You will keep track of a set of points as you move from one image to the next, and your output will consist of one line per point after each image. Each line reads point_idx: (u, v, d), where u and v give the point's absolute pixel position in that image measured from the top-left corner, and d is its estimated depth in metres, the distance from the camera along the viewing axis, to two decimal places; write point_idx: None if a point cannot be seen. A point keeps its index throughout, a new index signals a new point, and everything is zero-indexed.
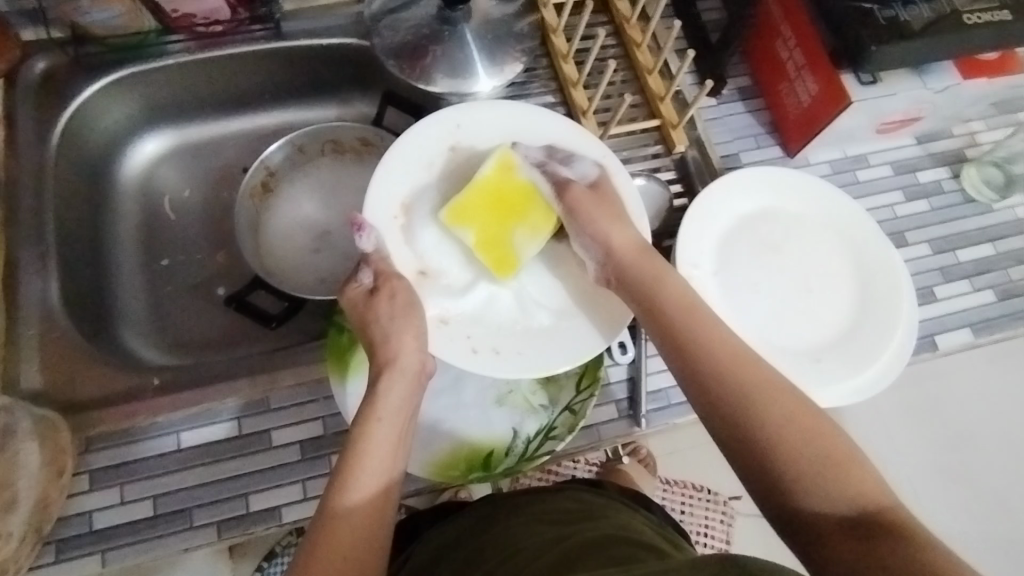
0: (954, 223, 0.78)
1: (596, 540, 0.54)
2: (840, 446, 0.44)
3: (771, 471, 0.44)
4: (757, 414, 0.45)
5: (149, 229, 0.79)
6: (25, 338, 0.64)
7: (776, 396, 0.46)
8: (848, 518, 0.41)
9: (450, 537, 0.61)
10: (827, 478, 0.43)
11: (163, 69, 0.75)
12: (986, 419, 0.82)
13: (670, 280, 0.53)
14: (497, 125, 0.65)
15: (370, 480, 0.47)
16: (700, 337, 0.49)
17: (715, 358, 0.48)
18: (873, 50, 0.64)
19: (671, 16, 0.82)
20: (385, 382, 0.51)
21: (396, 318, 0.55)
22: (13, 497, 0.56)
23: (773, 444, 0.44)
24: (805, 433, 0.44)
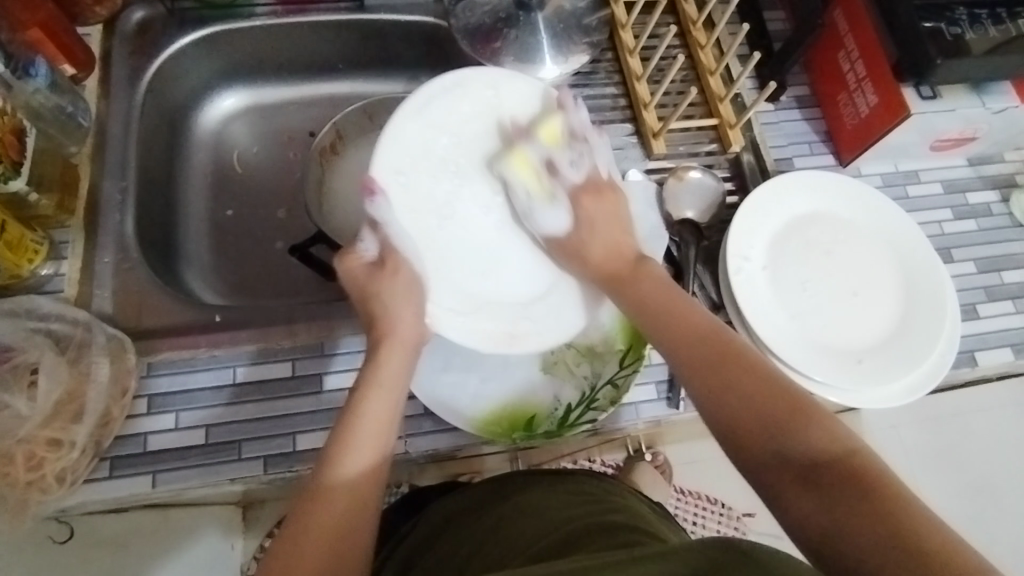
0: (1001, 245, 0.80)
1: (607, 522, 0.53)
2: (791, 400, 0.46)
3: (732, 419, 0.46)
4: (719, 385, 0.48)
5: (217, 181, 0.83)
6: (101, 265, 0.67)
7: (739, 362, 0.48)
8: (809, 465, 0.43)
9: (468, 503, 0.60)
10: (788, 436, 0.44)
11: (249, 29, 0.78)
12: (1005, 456, 0.84)
13: (643, 287, 0.56)
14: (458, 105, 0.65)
15: (363, 455, 0.49)
16: (670, 337, 0.52)
17: (677, 350, 0.51)
18: (940, 62, 0.66)
19: (737, 22, 0.85)
20: (383, 352, 0.54)
21: (396, 296, 0.56)
22: (81, 408, 0.59)
23: (730, 393, 0.47)
24: (763, 393, 0.47)
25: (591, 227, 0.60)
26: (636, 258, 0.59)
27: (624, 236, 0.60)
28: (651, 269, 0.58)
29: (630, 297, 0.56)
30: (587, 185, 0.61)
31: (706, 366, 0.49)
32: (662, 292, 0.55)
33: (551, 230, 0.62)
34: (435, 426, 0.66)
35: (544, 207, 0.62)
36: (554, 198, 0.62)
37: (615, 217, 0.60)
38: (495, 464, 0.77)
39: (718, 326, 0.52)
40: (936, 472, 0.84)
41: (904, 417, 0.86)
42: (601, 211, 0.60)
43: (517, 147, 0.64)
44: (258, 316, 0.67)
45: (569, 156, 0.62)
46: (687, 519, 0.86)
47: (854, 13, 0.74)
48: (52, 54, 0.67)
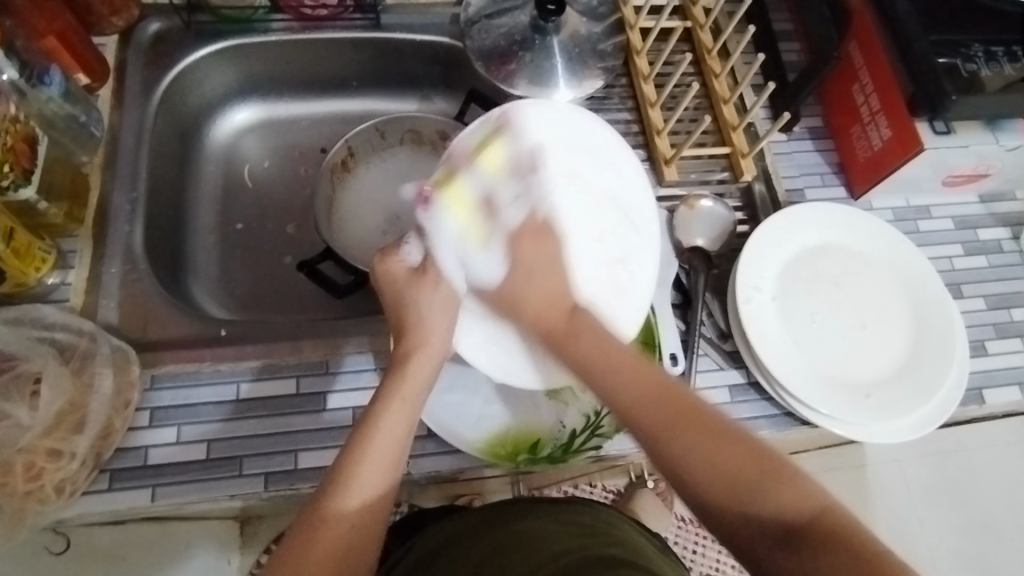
0: (1011, 282, 0.79)
1: (607, 555, 0.51)
2: (746, 457, 0.44)
3: (694, 492, 0.45)
4: (672, 442, 0.46)
5: (227, 194, 0.83)
6: (108, 275, 0.67)
7: (682, 426, 0.46)
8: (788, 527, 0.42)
9: (464, 529, 0.59)
10: (757, 503, 0.43)
11: (265, 44, 0.79)
12: (1010, 497, 0.83)
13: (583, 340, 0.52)
14: (561, 128, 0.68)
15: (377, 476, 0.48)
16: (610, 392, 0.49)
17: (636, 412, 0.48)
18: (953, 99, 0.66)
19: (753, 51, 0.85)
20: (411, 362, 0.54)
21: (433, 305, 0.57)
22: (82, 419, 0.58)
23: (682, 461, 0.45)
24: (722, 455, 0.45)
25: (530, 266, 0.56)
26: (572, 307, 0.55)
27: (558, 286, 0.55)
28: (585, 325, 0.53)
29: (571, 353, 0.52)
30: (526, 228, 0.58)
31: (662, 443, 0.46)
32: (598, 344, 0.52)
33: (481, 282, 0.58)
34: (438, 448, 0.65)
35: (473, 250, 0.59)
36: (490, 242, 0.58)
37: (553, 264, 0.56)
38: (496, 487, 0.77)
39: (671, 383, 0.49)
40: (939, 510, 0.84)
41: (908, 454, 0.85)
42: (541, 251, 0.57)
43: (471, 264, 0.60)
44: (265, 332, 0.67)
45: (510, 195, 0.61)
46: (686, 547, 0.86)
47: (870, 47, 0.74)
48: (68, 63, 0.68)
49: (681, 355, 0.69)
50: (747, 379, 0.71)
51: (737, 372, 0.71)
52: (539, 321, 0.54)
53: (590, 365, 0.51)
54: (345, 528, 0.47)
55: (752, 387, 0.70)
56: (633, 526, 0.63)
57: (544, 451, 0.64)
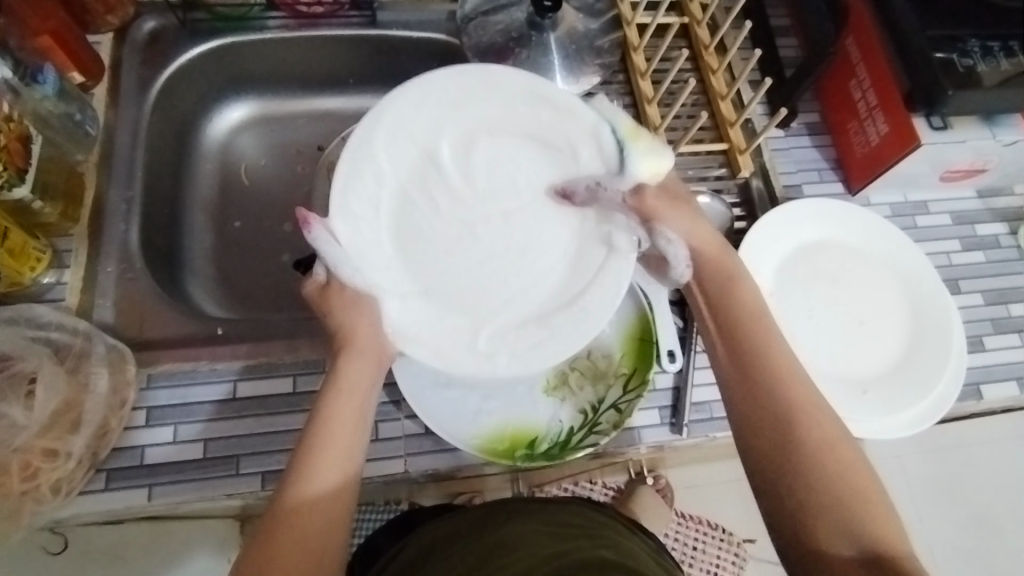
0: (1008, 278, 0.79)
1: (600, 558, 0.51)
2: (851, 480, 0.49)
3: (788, 474, 0.49)
4: (786, 410, 0.51)
5: (224, 192, 0.83)
6: (104, 274, 0.67)
7: (807, 420, 0.51)
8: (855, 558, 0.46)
9: (454, 530, 0.59)
10: (846, 502, 0.48)
11: (261, 42, 0.79)
12: (1009, 492, 0.83)
13: (743, 299, 0.57)
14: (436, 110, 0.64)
15: (336, 459, 0.50)
16: (755, 353, 0.54)
17: (763, 367, 0.53)
18: (950, 93, 0.65)
19: (750, 47, 0.84)
20: (347, 359, 0.55)
21: (346, 309, 0.57)
22: (78, 418, 0.58)
23: (797, 444, 0.50)
24: (834, 458, 0.49)
25: (673, 213, 0.60)
26: (723, 250, 0.60)
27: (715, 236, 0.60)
28: (738, 271, 0.59)
29: (721, 306, 0.57)
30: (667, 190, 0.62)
31: (784, 416, 0.51)
32: (754, 306, 0.57)
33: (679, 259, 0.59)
34: (435, 446, 0.65)
35: (648, 158, 0.62)
36: (652, 143, 0.62)
37: (693, 222, 0.60)
38: (495, 484, 0.76)
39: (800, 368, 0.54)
40: (937, 505, 0.84)
41: (907, 449, 0.85)
42: (673, 219, 0.60)
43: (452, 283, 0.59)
44: (261, 330, 0.67)
45: (609, 141, 0.63)
46: (686, 544, 0.87)
47: (867, 43, 0.74)
48: (62, 61, 0.67)
49: (679, 351, 0.69)
50: None
51: None
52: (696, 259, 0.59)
53: (735, 306, 0.57)
54: (301, 519, 0.48)
55: None
56: (627, 529, 0.62)
57: (541, 449, 0.64)
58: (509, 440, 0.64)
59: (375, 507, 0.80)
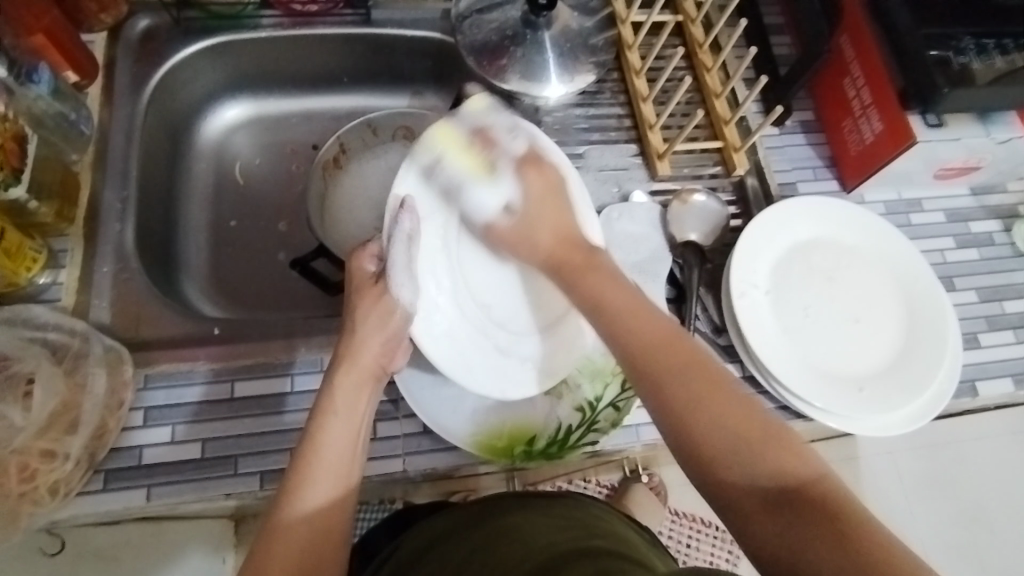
0: (1002, 275, 0.80)
1: (598, 548, 0.51)
2: (750, 417, 0.45)
3: (690, 430, 0.46)
4: (682, 395, 0.47)
5: (220, 191, 0.82)
6: (100, 275, 0.66)
7: (688, 369, 0.48)
8: (771, 492, 0.43)
9: (450, 525, 0.59)
10: (756, 457, 0.44)
11: (255, 40, 0.78)
12: (1000, 487, 0.85)
13: (599, 276, 0.55)
14: (431, 183, 0.63)
15: (331, 475, 0.50)
16: (625, 331, 0.51)
17: (649, 356, 0.49)
18: (946, 92, 0.66)
19: (745, 45, 0.85)
20: (339, 377, 0.54)
21: (367, 323, 0.56)
22: (76, 419, 0.58)
23: (685, 401, 0.46)
24: (729, 410, 0.45)
25: (540, 213, 0.59)
26: (588, 249, 0.57)
27: (568, 224, 0.59)
28: (602, 263, 0.56)
29: (585, 290, 0.54)
30: (530, 153, 0.62)
31: (666, 368, 0.48)
32: (628, 301, 0.52)
33: (485, 214, 0.62)
34: (434, 445, 0.65)
35: (483, 187, 0.62)
36: (496, 172, 0.62)
37: (558, 207, 0.60)
38: (490, 483, 0.77)
39: (684, 338, 0.50)
40: (929, 502, 0.84)
41: (899, 445, 0.86)
42: (541, 208, 0.59)
43: (444, 127, 0.63)
44: (257, 330, 0.67)
45: (506, 129, 0.64)
46: (680, 541, 0.87)
47: (860, 38, 0.74)
48: (57, 60, 0.67)
49: None
50: (741, 373, 0.71)
51: (731, 367, 0.71)
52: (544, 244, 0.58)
53: (616, 300, 0.53)
54: (305, 524, 0.48)
55: (746, 381, 0.71)
56: (623, 521, 0.63)
57: (541, 446, 0.64)
58: (509, 446, 0.64)
59: (369, 507, 0.80)
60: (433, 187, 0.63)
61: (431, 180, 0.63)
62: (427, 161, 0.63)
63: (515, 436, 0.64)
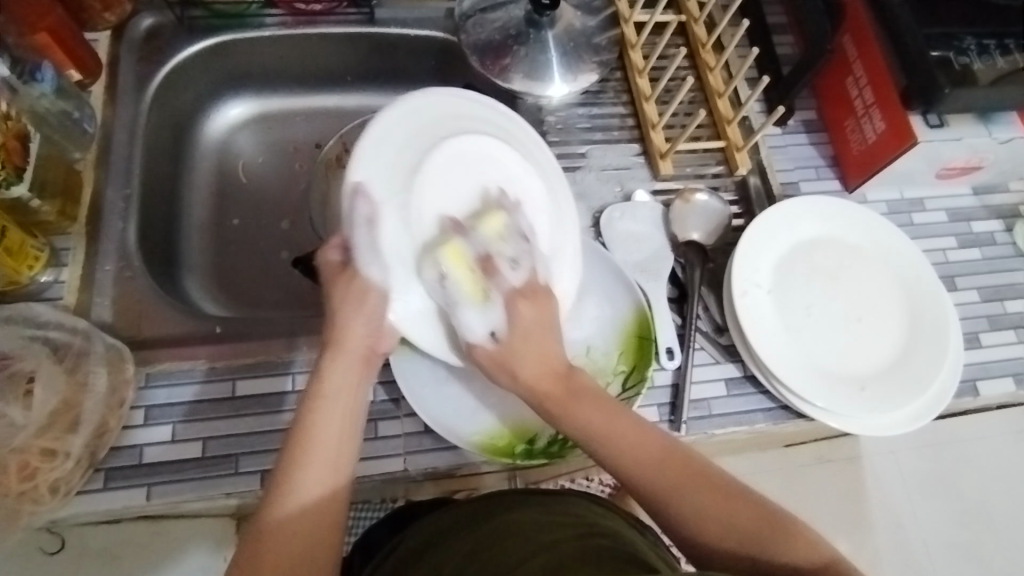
0: (1004, 275, 0.80)
1: (597, 548, 0.51)
2: (756, 518, 0.49)
3: (711, 550, 0.49)
4: (677, 502, 0.50)
5: (222, 190, 0.82)
6: (102, 273, 0.66)
7: (687, 486, 0.50)
8: (804, 572, 0.47)
9: (449, 523, 0.59)
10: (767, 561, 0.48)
11: (258, 39, 0.78)
12: (1002, 487, 0.84)
13: (582, 407, 0.53)
14: (392, 159, 0.59)
15: (324, 464, 0.50)
16: (613, 459, 0.52)
17: (649, 486, 0.51)
18: (947, 92, 0.65)
19: (747, 45, 0.85)
20: (332, 364, 0.54)
21: (346, 305, 0.56)
22: (77, 417, 0.58)
23: (695, 523, 0.50)
24: (730, 515, 0.49)
25: (526, 341, 0.55)
26: (566, 370, 0.55)
27: (552, 351, 0.56)
28: (582, 390, 0.54)
29: (575, 424, 0.53)
30: (527, 288, 0.58)
31: (666, 492, 0.51)
32: (627, 428, 0.53)
33: (473, 339, 0.57)
34: (435, 444, 0.65)
35: (470, 312, 0.57)
36: (488, 299, 0.57)
37: (544, 324, 0.56)
38: (492, 482, 0.77)
39: (672, 445, 0.53)
40: (931, 503, 0.84)
41: (901, 446, 0.86)
42: (528, 338, 0.55)
43: (452, 242, 0.59)
44: (259, 329, 0.67)
45: (511, 255, 0.59)
46: None
47: (863, 38, 0.74)
48: (59, 58, 0.67)
49: (678, 349, 0.69)
50: (743, 373, 0.71)
51: (733, 366, 0.71)
52: (538, 391, 0.54)
53: (605, 434, 0.52)
54: (298, 516, 0.48)
55: (748, 380, 0.71)
56: (623, 518, 0.63)
57: (541, 446, 0.63)
58: (510, 441, 0.64)
59: (370, 507, 0.80)
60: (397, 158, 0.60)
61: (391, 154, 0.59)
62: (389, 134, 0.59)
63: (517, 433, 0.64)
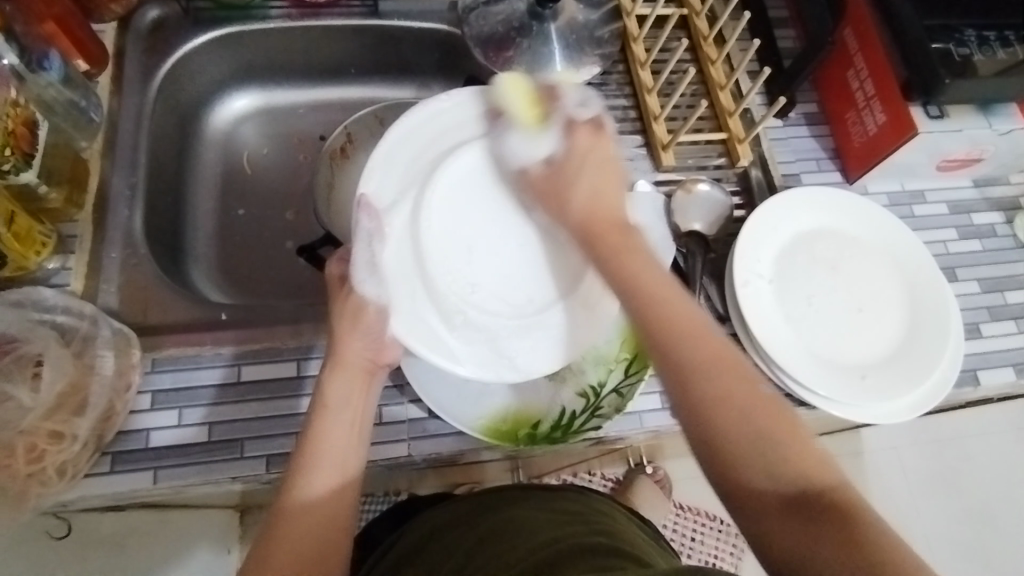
0: (1004, 266, 0.80)
1: (595, 544, 0.51)
2: (781, 418, 0.45)
3: (712, 425, 0.45)
4: (718, 394, 0.46)
5: (227, 181, 0.83)
6: (109, 260, 0.67)
7: (712, 364, 0.47)
8: (793, 493, 0.43)
9: (451, 517, 0.60)
10: (777, 458, 0.44)
11: (263, 31, 0.79)
12: (1003, 479, 0.85)
13: (636, 257, 0.53)
14: (404, 169, 0.62)
15: (328, 471, 0.51)
16: (664, 330, 0.48)
17: (683, 353, 0.47)
18: (947, 82, 0.66)
19: (749, 38, 0.85)
20: (332, 373, 0.55)
21: (343, 322, 0.56)
22: (84, 401, 0.58)
23: (716, 397, 0.46)
24: (757, 404, 0.45)
25: (578, 163, 0.57)
26: (624, 225, 0.55)
27: (617, 205, 0.56)
28: (638, 243, 0.54)
29: (623, 286, 0.51)
30: (592, 122, 0.59)
31: (698, 364, 0.47)
32: (653, 288, 0.50)
33: (523, 160, 0.61)
34: (438, 431, 0.66)
35: (526, 136, 0.62)
36: (546, 123, 0.60)
37: (609, 159, 0.57)
38: (495, 472, 0.77)
39: (712, 333, 0.49)
40: (931, 493, 0.85)
41: (902, 438, 0.86)
42: (593, 179, 0.57)
43: (500, 94, 0.64)
44: (264, 316, 0.67)
45: (580, 99, 0.62)
46: (684, 535, 0.88)
47: (865, 32, 0.75)
48: (67, 48, 0.68)
49: None
50: None
51: None
52: (592, 226, 0.55)
53: (644, 294, 0.50)
54: (302, 521, 0.49)
55: None
56: (624, 513, 0.63)
57: (545, 430, 0.64)
58: (513, 429, 0.64)
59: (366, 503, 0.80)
60: (409, 168, 0.63)
61: (401, 172, 0.62)
62: (407, 143, 0.63)
63: (519, 421, 0.64)
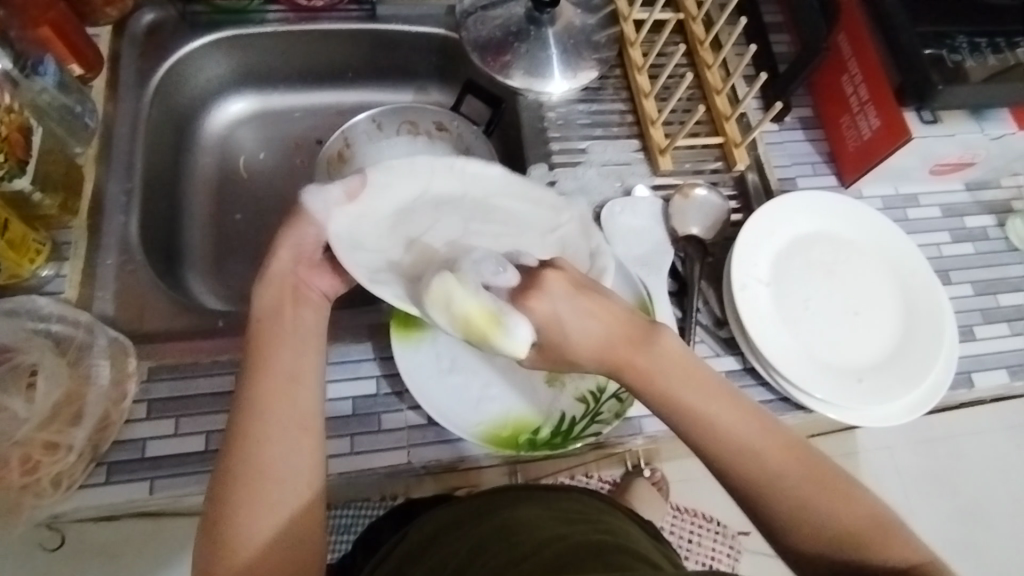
0: (996, 268, 0.81)
1: (601, 544, 0.51)
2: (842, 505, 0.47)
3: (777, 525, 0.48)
4: (775, 498, 0.47)
5: (221, 187, 0.82)
6: (104, 266, 0.66)
7: (792, 465, 0.48)
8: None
9: (452, 518, 0.59)
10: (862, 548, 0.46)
11: (260, 35, 0.79)
12: (995, 479, 0.86)
13: (665, 379, 0.49)
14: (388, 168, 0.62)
15: (285, 420, 0.49)
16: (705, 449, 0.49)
17: (716, 458, 0.49)
18: (941, 88, 0.66)
19: (745, 43, 0.86)
20: (288, 303, 0.54)
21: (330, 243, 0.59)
22: (80, 411, 0.58)
23: (775, 498, 0.47)
24: (820, 494, 0.47)
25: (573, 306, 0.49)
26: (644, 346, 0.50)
27: (619, 313, 0.50)
28: (688, 353, 0.50)
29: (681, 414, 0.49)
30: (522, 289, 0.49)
31: (746, 479, 0.48)
32: (725, 413, 0.48)
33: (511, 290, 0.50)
34: (438, 437, 0.65)
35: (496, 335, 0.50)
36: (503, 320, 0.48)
37: (583, 283, 0.50)
38: (493, 477, 0.77)
39: (776, 432, 0.48)
40: (927, 495, 0.85)
41: (897, 440, 0.87)
42: (574, 301, 0.49)
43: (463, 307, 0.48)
44: None
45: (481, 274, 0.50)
46: (681, 536, 0.89)
47: (859, 39, 0.75)
48: (61, 53, 0.67)
49: None
50: (743, 365, 0.72)
51: (734, 359, 0.72)
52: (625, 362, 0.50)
53: (692, 411, 0.49)
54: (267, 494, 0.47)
55: (748, 372, 0.71)
56: (627, 515, 0.63)
57: (545, 436, 0.64)
58: (511, 437, 0.64)
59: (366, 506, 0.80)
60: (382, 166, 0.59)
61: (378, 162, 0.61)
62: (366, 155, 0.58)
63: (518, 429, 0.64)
